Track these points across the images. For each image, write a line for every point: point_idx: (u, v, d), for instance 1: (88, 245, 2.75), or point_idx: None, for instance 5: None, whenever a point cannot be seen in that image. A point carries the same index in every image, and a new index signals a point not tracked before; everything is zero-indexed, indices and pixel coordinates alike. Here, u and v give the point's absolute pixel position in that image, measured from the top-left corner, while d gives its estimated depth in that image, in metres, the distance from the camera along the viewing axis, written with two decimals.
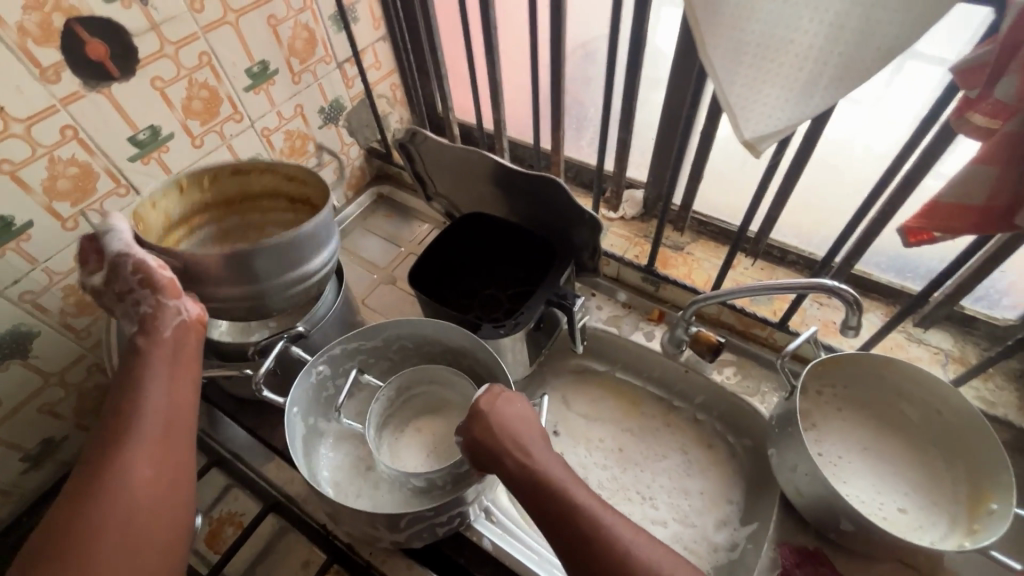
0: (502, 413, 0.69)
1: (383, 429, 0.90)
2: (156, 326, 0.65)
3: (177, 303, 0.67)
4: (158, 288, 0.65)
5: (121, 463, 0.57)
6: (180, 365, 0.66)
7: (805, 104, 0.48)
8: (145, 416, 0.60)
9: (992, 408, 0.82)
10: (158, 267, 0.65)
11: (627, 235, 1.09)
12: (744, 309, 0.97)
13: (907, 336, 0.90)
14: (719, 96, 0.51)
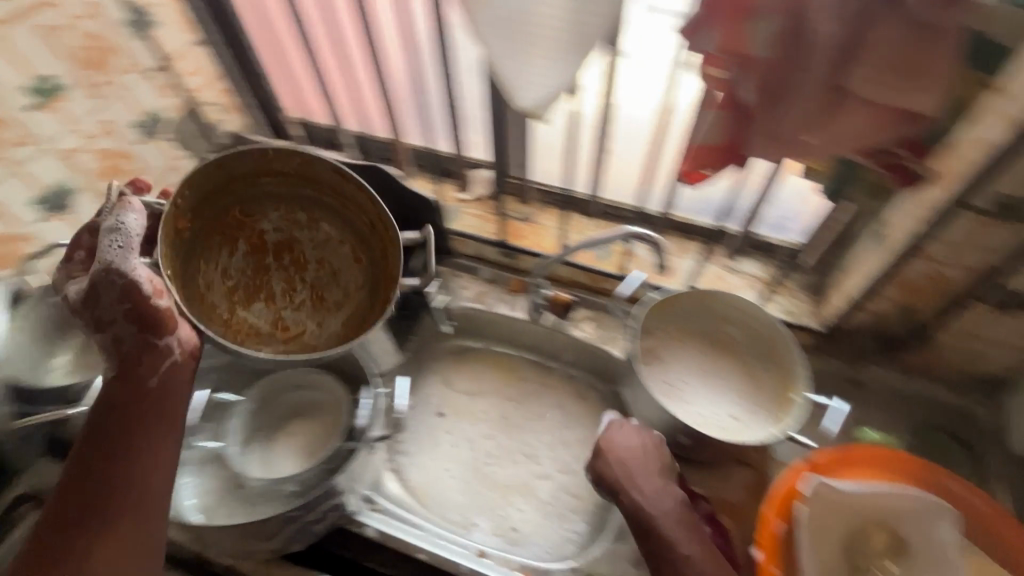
0: (623, 442, 0.81)
1: (246, 445, 0.86)
2: (142, 375, 0.64)
3: (175, 341, 0.66)
4: (151, 330, 0.64)
5: (93, 534, 0.61)
6: (166, 420, 0.66)
7: (560, 69, 0.59)
8: (125, 485, 0.63)
9: (795, 318, 0.96)
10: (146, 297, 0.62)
11: (481, 214, 1.13)
12: (590, 267, 1.05)
13: (726, 268, 1.02)
14: (496, 71, 0.62)
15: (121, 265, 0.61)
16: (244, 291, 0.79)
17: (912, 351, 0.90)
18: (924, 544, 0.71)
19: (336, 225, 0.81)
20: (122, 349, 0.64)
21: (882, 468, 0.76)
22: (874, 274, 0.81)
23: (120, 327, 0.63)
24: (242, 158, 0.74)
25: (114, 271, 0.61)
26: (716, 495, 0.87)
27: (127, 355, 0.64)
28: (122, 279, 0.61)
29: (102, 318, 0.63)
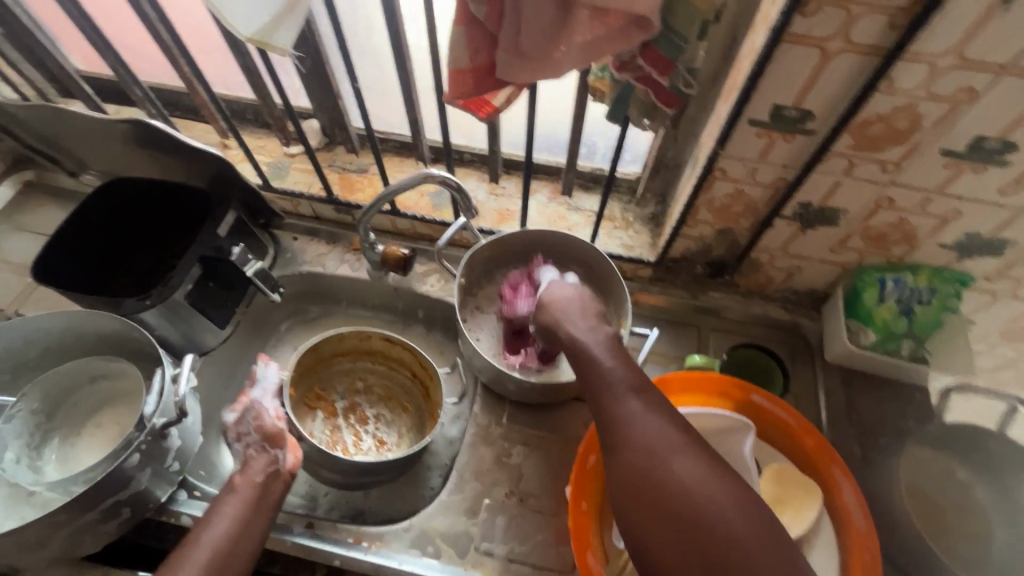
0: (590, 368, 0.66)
1: (40, 448, 0.78)
2: (251, 469, 0.71)
3: (275, 453, 0.73)
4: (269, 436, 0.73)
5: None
6: (251, 515, 0.67)
7: None
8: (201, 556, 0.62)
9: (632, 251, 0.95)
10: (271, 415, 0.75)
11: (310, 169, 1.04)
12: (426, 217, 0.98)
13: (567, 206, 0.99)
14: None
15: (251, 402, 0.75)
16: (327, 445, 0.90)
17: (738, 273, 0.90)
18: (729, 458, 0.72)
19: (381, 377, 0.96)
20: (249, 451, 0.73)
21: (697, 391, 0.78)
22: (687, 199, 0.79)
23: (251, 439, 0.73)
24: (323, 347, 0.90)
25: (242, 408, 0.75)
26: (553, 435, 0.86)
27: (246, 457, 0.72)
28: (244, 412, 0.75)
29: (247, 437, 0.73)
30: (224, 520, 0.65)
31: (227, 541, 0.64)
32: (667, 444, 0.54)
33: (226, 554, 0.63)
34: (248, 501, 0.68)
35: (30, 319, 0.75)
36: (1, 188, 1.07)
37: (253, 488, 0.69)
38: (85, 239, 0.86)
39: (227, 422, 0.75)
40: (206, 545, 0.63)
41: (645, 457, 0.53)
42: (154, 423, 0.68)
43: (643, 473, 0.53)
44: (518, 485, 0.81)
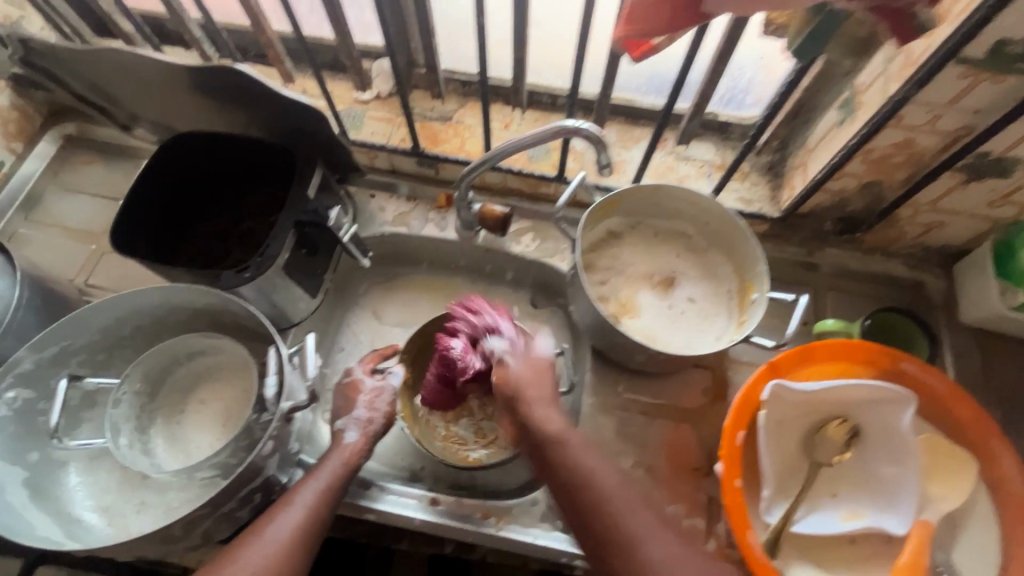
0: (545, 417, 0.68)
1: (146, 430, 0.74)
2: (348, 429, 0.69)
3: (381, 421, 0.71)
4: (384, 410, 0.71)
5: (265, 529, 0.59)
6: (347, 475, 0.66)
7: None
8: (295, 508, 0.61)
9: (751, 206, 0.87)
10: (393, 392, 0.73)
11: (387, 117, 0.94)
12: (523, 170, 0.90)
13: (675, 156, 0.90)
14: None
15: (391, 381, 0.74)
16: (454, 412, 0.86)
17: (872, 231, 0.84)
18: (878, 431, 0.69)
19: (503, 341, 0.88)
20: (361, 428, 0.69)
21: (840, 359, 0.73)
22: (842, 150, 0.70)
23: (378, 416, 0.70)
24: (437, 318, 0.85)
25: (383, 384, 0.73)
26: (675, 403, 0.82)
27: (361, 425, 0.69)
28: (384, 389, 0.73)
29: (376, 413, 0.71)
30: (325, 475, 0.64)
31: (312, 512, 0.61)
32: (614, 491, 0.62)
33: (310, 524, 0.60)
34: (343, 478, 0.65)
35: (126, 295, 0.69)
36: (44, 143, 0.97)
37: (351, 468, 0.66)
38: (156, 198, 0.79)
39: (362, 387, 0.73)
40: (301, 505, 0.61)
41: (581, 508, 0.62)
42: (283, 407, 0.63)
43: (595, 516, 0.61)
44: (643, 457, 0.78)
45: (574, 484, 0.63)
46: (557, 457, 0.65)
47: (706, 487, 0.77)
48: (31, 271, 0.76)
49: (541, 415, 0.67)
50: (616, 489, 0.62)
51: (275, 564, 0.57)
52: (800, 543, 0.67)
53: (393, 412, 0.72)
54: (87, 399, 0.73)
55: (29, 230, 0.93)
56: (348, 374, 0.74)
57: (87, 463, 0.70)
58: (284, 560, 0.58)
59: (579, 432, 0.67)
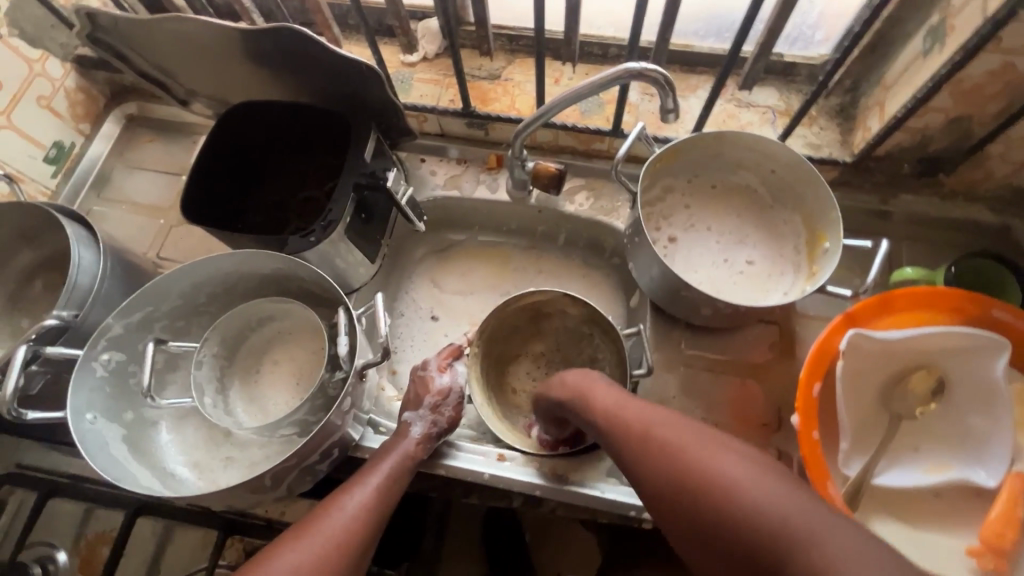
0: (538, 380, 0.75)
1: (226, 392, 0.78)
2: (410, 425, 0.73)
3: (444, 419, 0.75)
4: (449, 405, 0.76)
5: (338, 504, 0.64)
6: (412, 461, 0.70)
7: None
8: (366, 489, 0.66)
9: (820, 152, 0.82)
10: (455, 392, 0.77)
11: (435, 79, 0.93)
12: (576, 126, 0.88)
13: (736, 103, 0.86)
14: None
15: (456, 382, 0.78)
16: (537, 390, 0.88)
17: (956, 171, 0.78)
18: (968, 381, 0.66)
19: (574, 318, 0.86)
20: (426, 425, 0.73)
21: (923, 308, 0.69)
22: (932, 81, 0.65)
23: (446, 408, 0.75)
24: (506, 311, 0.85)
25: (451, 385, 0.77)
26: (740, 358, 0.80)
27: (431, 419, 0.74)
28: (450, 390, 0.77)
29: (440, 416, 0.75)
30: (395, 457, 0.70)
31: (380, 494, 0.66)
32: (691, 441, 0.50)
33: (379, 505, 0.65)
34: (410, 468, 0.70)
35: (203, 262, 0.72)
36: (107, 124, 1.01)
37: (413, 461, 0.71)
38: (219, 167, 0.81)
39: (433, 383, 0.77)
40: (371, 486, 0.66)
41: (658, 457, 0.52)
42: (357, 364, 0.66)
43: (667, 460, 0.51)
44: (709, 413, 0.77)
45: (636, 453, 0.54)
46: (624, 430, 0.56)
47: (776, 441, 0.75)
48: (110, 243, 0.80)
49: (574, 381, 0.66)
50: (686, 432, 0.52)
51: (351, 534, 0.62)
52: (880, 496, 0.66)
53: (456, 413, 0.76)
54: (171, 362, 0.77)
55: (102, 207, 0.97)
56: (424, 367, 0.79)
57: (175, 423, 0.75)
58: (360, 533, 0.62)
59: (603, 379, 0.65)
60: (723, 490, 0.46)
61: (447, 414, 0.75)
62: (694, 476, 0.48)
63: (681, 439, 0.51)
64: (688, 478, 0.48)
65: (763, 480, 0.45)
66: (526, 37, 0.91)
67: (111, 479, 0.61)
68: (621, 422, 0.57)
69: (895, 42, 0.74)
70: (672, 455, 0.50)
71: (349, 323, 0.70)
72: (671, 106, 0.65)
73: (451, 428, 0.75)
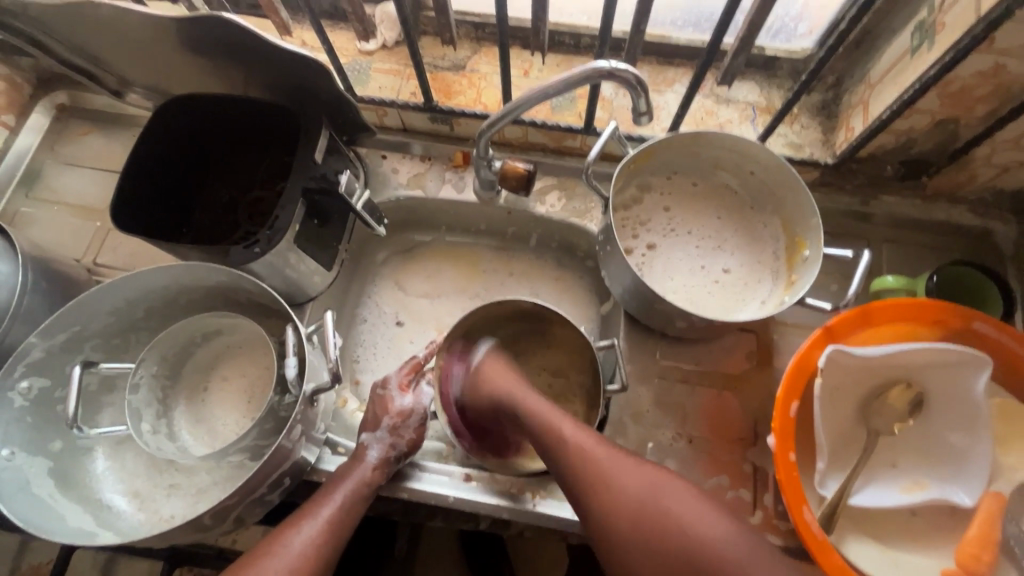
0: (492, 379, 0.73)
1: (169, 414, 0.72)
2: (367, 449, 0.68)
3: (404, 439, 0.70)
4: (411, 427, 0.71)
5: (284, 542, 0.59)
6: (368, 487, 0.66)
7: None
8: (315, 522, 0.61)
9: (802, 151, 0.78)
10: (415, 413, 0.72)
11: (394, 69, 0.86)
12: (547, 122, 0.82)
13: (715, 99, 0.81)
14: None
15: (419, 402, 0.73)
16: None
17: (940, 174, 0.75)
18: (947, 397, 0.64)
19: (546, 326, 0.82)
20: (384, 449, 0.68)
21: (904, 321, 0.66)
22: (921, 82, 0.61)
23: (407, 431, 0.71)
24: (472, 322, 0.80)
25: (413, 406, 0.73)
26: (716, 369, 0.77)
27: (391, 442, 0.69)
28: (412, 412, 0.72)
29: (399, 439, 0.70)
30: (349, 483, 0.65)
31: (332, 527, 0.62)
32: (653, 491, 0.52)
33: (329, 541, 0.61)
34: (365, 496, 0.65)
35: (135, 276, 0.65)
36: (35, 116, 0.91)
37: (370, 487, 0.66)
38: (156, 167, 0.74)
39: (392, 404, 0.72)
40: (321, 521, 0.62)
41: (640, 512, 0.51)
42: (306, 390, 0.61)
43: (643, 516, 0.51)
44: (683, 427, 0.74)
45: (604, 502, 0.54)
46: (591, 473, 0.56)
47: (751, 456, 0.73)
48: (33, 252, 0.72)
49: (537, 412, 0.64)
50: (657, 485, 0.53)
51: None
52: (856, 516, 0.64)
53: (419, 436, 0.71)
54: (106, 383, 0.71)
55: (31, 208, 0.88)
56: (383, 385, 0.74)
57: (111, 450, 0.69)
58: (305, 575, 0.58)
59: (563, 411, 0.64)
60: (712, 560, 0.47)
61: (409, 434, 0.71)
62: (651, 517, 0.51)
63: (657, 495, 0.52)
64: (646, 519, 0.51)
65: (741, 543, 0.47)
66: (492, 24, 0.85)
67: (30, 522, 0.55)
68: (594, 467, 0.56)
69: (882, 36, 0.70)
70: (654, 514, 0.51)
71: (299, 341, 0.64)
72: (644, 108, 0.60)
73: (412, 451, 0.71)
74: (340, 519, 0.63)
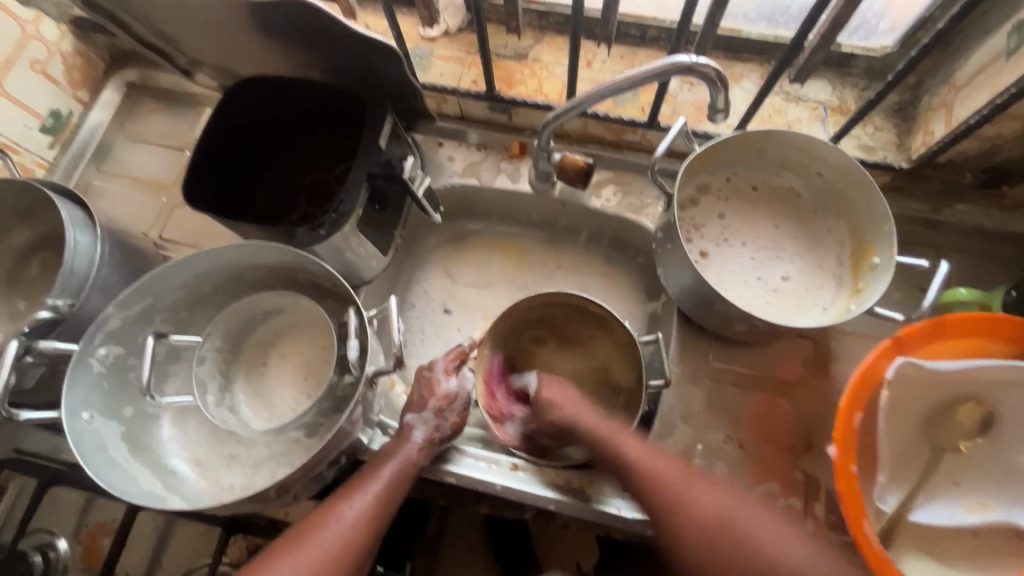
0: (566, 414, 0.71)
1: (230, 387, 0.74)
2: (411, 430, 0.69)
3: (447, 423, 0.71)
4: (454, 410, 0.72)
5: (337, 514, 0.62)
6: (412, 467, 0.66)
7: None
8: (364, 499, 0.63)
9: (874, 155, 0.76)
10: (458, 397, 0.73)
11: (456, 56, 0.86)
12: (608, 115, 0.81)
13: (784, 97, 0.79)
14: None
15: (463, 387, 0.74)
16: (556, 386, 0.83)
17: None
18: (1019, 414, 0.61)
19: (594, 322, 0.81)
20: (428, 431, 0.69)
21: (978, 335, 0.64)
22: (1015, 87, 0.58)
23: (451, 414, 0.72)
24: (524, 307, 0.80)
25: (458, 390, 0.73)
26: (770, 374, 0.76)
27: (436, 424, 0.70)
28: (457, 396, 0.73)
29: (444, 422, 0.71)
30: (395, 462, 0.66)
31: (380, 502, 0.64)
32: (685, 480, 0.60)
33: (379, 515, 0.63)
34: (410, 473, 0.66)
35: (206, 252, 0.67)
36: (108, 92, 0.95)
37: (415, 467, 0.67)
38: (224, 147, 0.76)
39: (438, 387, 0.73)
40: (370, 496, 0.63)
41: (712, 538, 0.57)
42: (367, 372, 0.63)
43: (690, 522, 0.58)
44: (734, 431, 0.73)
45: (651, 500, 0.60)
46: (642, 479, 0.62)
47: (804, 465, 0.71)
48: (108, 225, 0.75)
49: (604, 431, 0.67)
50: (687, 483, 0.60)
51: (348, 548, 0.60)
52: (915, 533, 0.62)
53: (460, 420, 0.73)
54: (173, 354, 0.74)
55: (101, 181, 0.92)
56: (430, 368, 0.74)
57: (177, 419, 0.72)
58: (355, 547, 0.60)
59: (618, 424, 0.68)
60: (741, 557, 0.55)
61: (453, 414, 0.72)
62: (692, 509, 0.58)
63: (677, 483, 0.60)
64: (682, 512, 0.59)
65: (811, 558, 0.54)
66: (558, 13, 0.84)
67: (108, 483, 0.58)
68: (659, 489, 0.60)
69: (972, 37, 0.67)
70: (679, 495, 0.59)
71: (360, 324, 0.66)
72: (721, 104, 0.59)
73: (454, 432, 0.72)
74: (387, 496, 0.64)
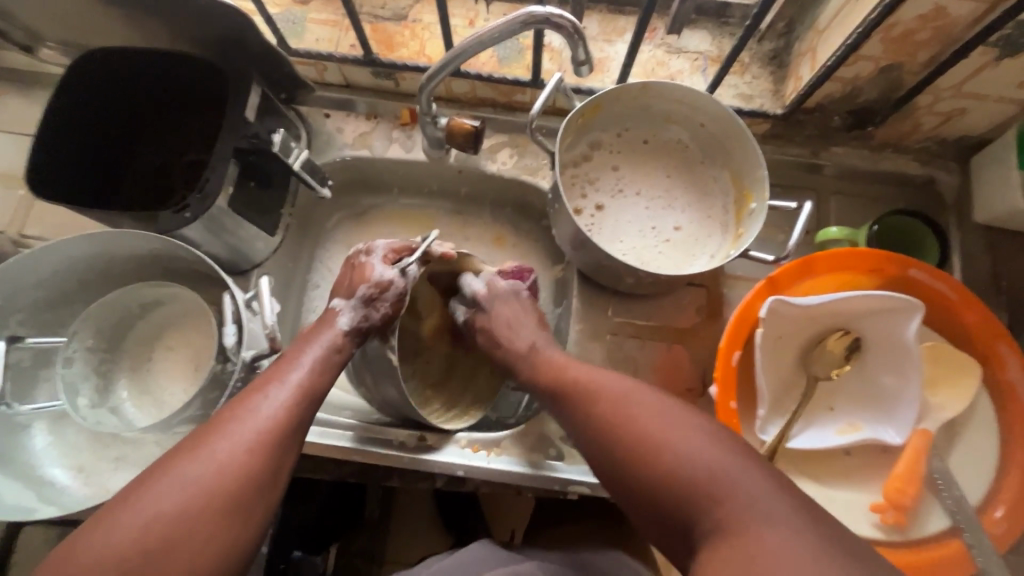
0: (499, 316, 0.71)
1: (111, 387, 0.70)
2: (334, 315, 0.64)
3: (379, 307, 0.65)
4: (386, 301, 0.65)
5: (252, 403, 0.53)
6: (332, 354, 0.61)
7: None
8: (285, 388, 0.55)
9: (752, 103, 0.78)
10: (392, 285, 0.65)
11: (331, 20, 0.82)
12: (493, 76, 0.79)
13: (666, 49, 0.79)
14: None
15: (403, 276, 0.67)
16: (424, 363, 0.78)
17: (886, 123, 0.75)
18: (881, 340, 0.66)
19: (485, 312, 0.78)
20: (355, 317, 0.64)
21: (845, 270, 0.67)
22: (862, 26, 0.61)
23: (381, 301, 0.65)
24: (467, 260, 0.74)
25: (394, 279, 0.66)
26: (667, 324, 0.78)
27: (363, 312, 0.64)
28: (391, 284, 0.65)
29: (374, 309, 0.65)
30: (315, 348, 0.60)
31: (307, 383, 0.57)
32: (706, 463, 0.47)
33: (303, 403, 0.55)
34: (334, 360, 0.61)
35: (57, 245, 0.62)
36: None
37: (340, 355, 0.62)
38: (76, 128, 0.69)
39: (367, 273, 0.66)
40: (292, 386, 0.56)
41: (696, 481, 0.46)
42: (245, 356, 0.61)
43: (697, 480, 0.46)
44: (635, 381, 0.75)
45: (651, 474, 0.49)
46: (646, 445, 0.50)
47: (701, 407, 0.75)
48: None
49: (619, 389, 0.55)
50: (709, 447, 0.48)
51: (272, 436, 0.52)
52: (795, 458, 0.67)
53: (393, 311, 0.66)
54: (41, 358, 0.68)
55: None
56: (366, 254, 0.68)
57: (50, 427, 0.67)
58: (278, 433, 0.52)
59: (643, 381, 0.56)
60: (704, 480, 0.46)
61: (384, 290, 0.65)
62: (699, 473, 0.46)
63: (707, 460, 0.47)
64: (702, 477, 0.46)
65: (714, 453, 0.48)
66: None
67: None
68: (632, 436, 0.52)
69: None
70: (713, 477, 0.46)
71: (237, 309, 0.63)
72: (584, 53, 0.58)
73: (379, 326, 0.65)
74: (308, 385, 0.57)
